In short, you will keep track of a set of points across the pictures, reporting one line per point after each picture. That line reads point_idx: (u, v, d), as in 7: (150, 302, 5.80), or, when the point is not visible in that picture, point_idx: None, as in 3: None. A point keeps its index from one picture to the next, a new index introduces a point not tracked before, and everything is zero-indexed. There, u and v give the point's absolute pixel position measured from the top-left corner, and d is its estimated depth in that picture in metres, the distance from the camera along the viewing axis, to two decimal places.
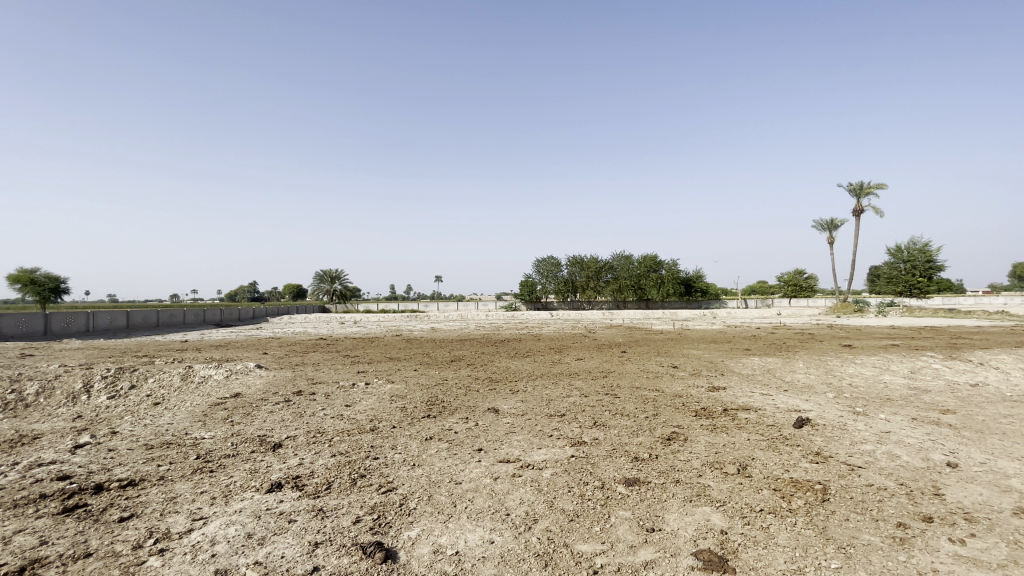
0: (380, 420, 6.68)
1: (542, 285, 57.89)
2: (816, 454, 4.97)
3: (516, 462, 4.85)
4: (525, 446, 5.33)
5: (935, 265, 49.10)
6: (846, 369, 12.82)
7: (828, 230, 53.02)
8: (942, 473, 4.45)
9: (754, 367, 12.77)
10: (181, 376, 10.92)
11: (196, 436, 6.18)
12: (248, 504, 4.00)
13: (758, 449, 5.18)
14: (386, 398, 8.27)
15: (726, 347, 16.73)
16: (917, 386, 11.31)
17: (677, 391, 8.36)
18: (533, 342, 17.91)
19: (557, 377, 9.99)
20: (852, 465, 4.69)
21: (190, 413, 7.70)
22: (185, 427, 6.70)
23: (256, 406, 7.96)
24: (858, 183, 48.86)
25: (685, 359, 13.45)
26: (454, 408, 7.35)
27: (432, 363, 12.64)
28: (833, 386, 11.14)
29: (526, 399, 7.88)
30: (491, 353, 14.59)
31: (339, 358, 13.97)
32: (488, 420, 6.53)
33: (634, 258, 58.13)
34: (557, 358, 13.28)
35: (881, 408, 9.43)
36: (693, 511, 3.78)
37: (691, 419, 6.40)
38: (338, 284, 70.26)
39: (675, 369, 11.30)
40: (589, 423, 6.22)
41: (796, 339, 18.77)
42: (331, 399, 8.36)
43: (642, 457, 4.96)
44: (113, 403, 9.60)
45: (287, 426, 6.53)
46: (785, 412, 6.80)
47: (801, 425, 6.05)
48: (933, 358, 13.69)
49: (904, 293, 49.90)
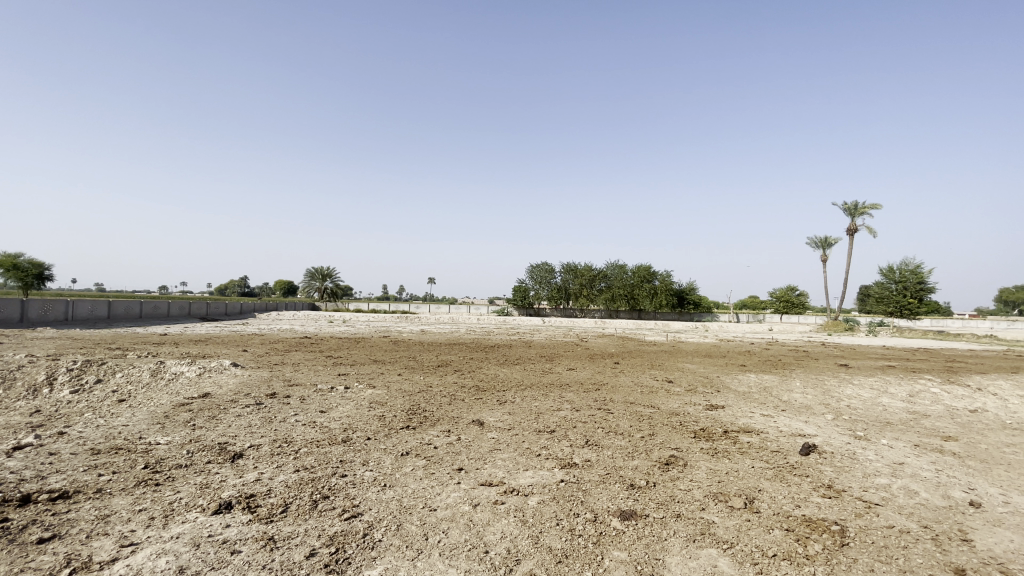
0: (355, 430, 6.17)
1: (535, 291, 57.65)
2: (829, 488, 4.53)
3: (500, 486, 4.37)
4: (510, 467, 4.85)
5: (927, 286, 49.19)
6: (844, 390, 12.46)
7: (821, 248, 53.08)
8: (968, 514, 4.01)
9: (751, 384, 12.37)
10: (151, 372, 10.32)
11: (150, 441, 5.64)
12: (189, 529, 3.49)
13: (763, 479, 4.73)
14: (364, 405, 7.75)
15: (720, 362, 16.38)
16: (917, 410, 10.94)
17: (673, 408, 7.91)
18: (525, 349, 17.47)
19: (548, 388, 9.53)
20: (868, 501, 4.24)
21: (151, 413, 7.14)
22: (140, 429, 6.15)
23: (223, 408, 7.40)
24: (853, 202, 48.94)
25: (680, 373, 13.02)
26: (437, 418, 6.85)
27: (417, 368, 12.10)
28: (832, 408, 10.73)
29: (514, 411, 7.39)
30: (480, 360, 14.05)
31: (320, 359, 13.37)
32: (471, 435, 6.04)
33: (628, 268, 57.91)
34: (548, 367, 12.79)
35: (882, 432, 9.04)
36: (697, 555, 3.31)
37: (690, 441, 5.94)
38: (330, 283, 69.32)
39: (670, 384, 10.85)
40: (581, 442, 5.75)
41: (790, 357, 18.44)
42: (307, 403, 7.83)
43: (639, 484, 4.50)
44: (76, 398, 9.01)
45: (252, 433, 6.01)
46: (788, 436, 6.37)
47: (808, 452, 5.62)
48: (931, 382, 13.38)
49: (895, 313, 49.95)
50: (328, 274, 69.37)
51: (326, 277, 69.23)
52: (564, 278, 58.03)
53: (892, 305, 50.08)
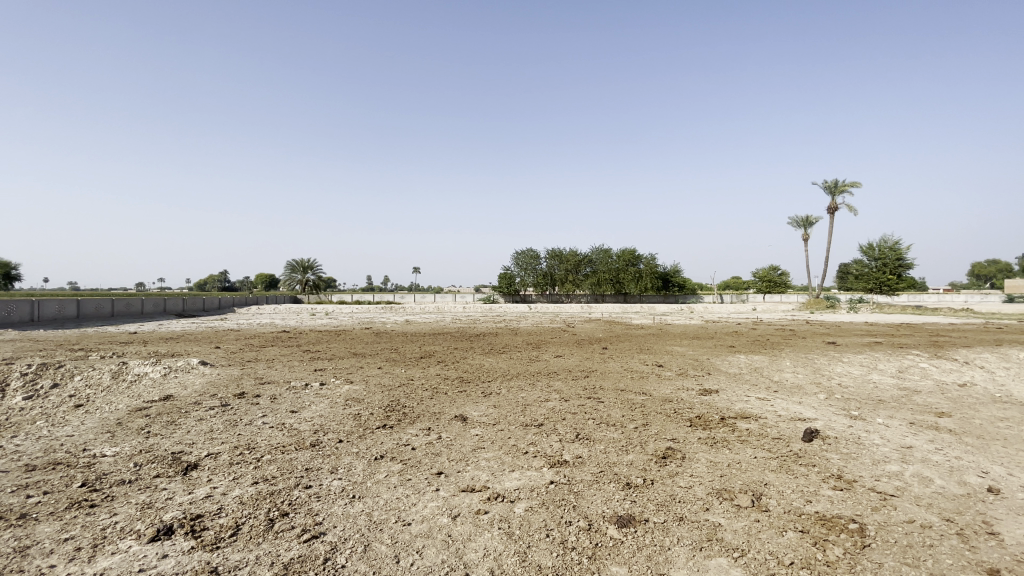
0: (327, 432, 5.68)
1: (520, 278, 57.31)
2: (839, 479, 4.20)
3: (483, 491, 3.94)
4: (495, 468, 4.42)
5: (905, 262, 49.95)
6: (834, 368, 12.29)
7: (802, 228, 53.42)
8: (990, 503, 3.70)
9: (741, 365, 12.12)
10: (113, 375, 9.63)
11: (95, 454, 5.08)
12: (118, 563, 2.98)
13: (768, 471, 4.37)
14: (339, 403, 7.25)
15: (709, 343, 16.19)
16: (908, 386, 10.80)
17: (666, 395, 7.55)
18: (511, 337, 17.10)
19: (535, 377, 9.14)
20: (882, 493, 3.93)
21: (103, 420, 6.52)
22: (86, 440, 5.57)
23: (184, 412, 6.83)
24: (833, 181, 49.21)
25: (669, 357, 12.73)
26: (416, 415, 6.39)
27: (399, 360, 11.60)
28: (824, 387, 10.54)
29: (499, 404, 6.96)
30: (464, 350, 13.57)
31: (297, 355, 12.77)
32: (453, 432, 5.59)
33: (613, 252, 57.74)
34: (535, 355, 12.36)
35: (876, 410, 8.85)
36: (706, 567, 2.91)
37: (687, 431, 5.57)
38: (312, 275, 67.88)
39: (661, 368, 10.53)
40: (571, 436, 5.35)
41: (778, 336, 18.35)
42: (277, 403, 7.31)
43: (635, 483, 4.10)
44: (29, 403, 8.31)
45: (211, 440, 5.48)
46: (788, 421, 6.05)
47: (812, 439, 5.29)
48: (919, 357, 13.31)
49: (875, 290, 50.65)
50: (309, 266, 67.93)
51: (306, 269, 67.72)
52: (549, 264, 57.59)
53: (872, 282, 50.78)
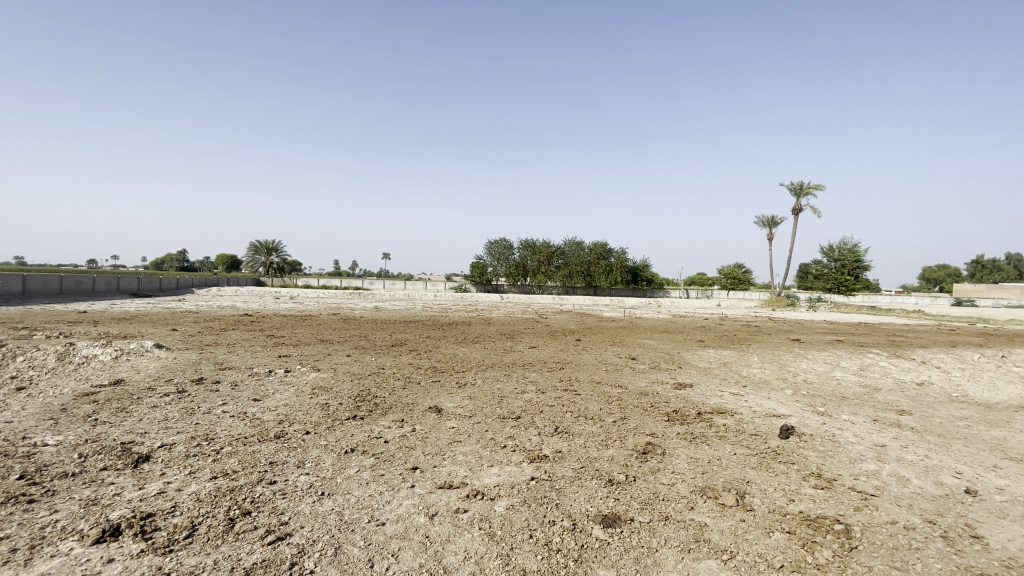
0: (293, 422, 5.38)
1: (492, 267, 57.03)
2: (819, 478, 4.25)
3: (460, 488, 3.75)
4: (472, 463, 4.24)
5: (862, 264, 52.05)
6: (800, 365, 12.58)
7: (768, 228, 54.90)
8: (968, 505, 3.75)
9: (711, 360, 12.29)
10: (58, 356, 8.96)
11: (34, 442, 4.62)
12: (57, 568, 2.67)
13: (749, 469, 4.34)
14: (306, 392, 6.92)
15: (679, 337, 16.41)
16: (869, 384, 11.15)
17: (642, 388, 7.52)
18: (484, 327, 16.91)
19: (510, 368, 8.97)
20: (862, 493, 3.97)
21: (45, 404, 6.01)
22: (25, 426, 5.09)
23: (136, 398, 6.36)
24: (799, 183, 50.70)
25: (642, 350, 12.80)
26: (388, 406, 6.13)
27: (369, 348, 11.26)
28: (790, 383, 10.78)
29: (474, 395, 6.77)
30: (436, 338, 13.28)
31: (261, 339, 12.23)
32: (428, 424, 5.37)
33: (585, 244, 58.06)
34: (508, 345, 12.21)
35: (840, 407, 9.09)
36: (696, 570, 2.82)
37: (665, 425, 5.51)
38: (277, 258, 65.78)
39: (634, 361, 10.53)
40: (550, 430, 5.21)
41: (745, 332, 18.73)
42: (239, 391, 6.93)
43: (617, 480, 3.98)
44: None
45: (166, 430, 5.10)
46: (763, 417, 6.08)
47: (788, 436, 5.32)
48: (878, 356, 13.78)
49: (833, 290, 52.62)
50: (274, 248, 65.80)
51: (272, 251, 65.59)
52: (522, 255, 57.43)
53: (830, 282, 52.71)
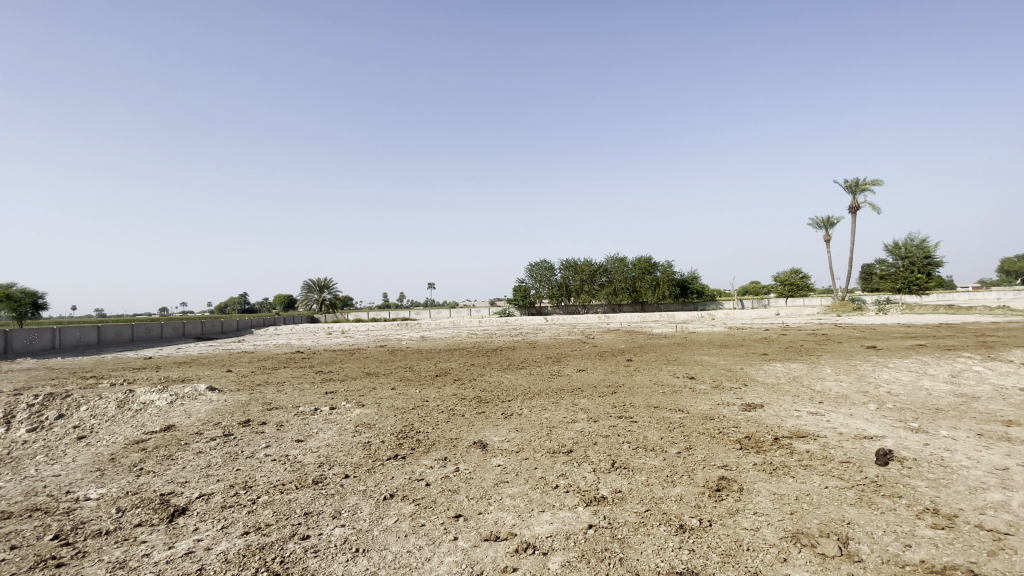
0: (333, 465, 5.13)
1: (535, 290, 56.68)
2: (936, 514, 3.54)
3: (509, 541, 3.31)
4: (522, 509, 3.79)
5: (934, 260, 48.12)
6: (880, 375, 11.35)
7: (824, 229, 51.97)
8: None
9: (778, 375, 11.28)
10: (118, 404, 9.20)
11: (78, 496, 4.55)
12: None
13: (847, 506, 3.68)
14: (349, 430, 6.69)
15: (739, 351, 15.32)
16: (964, 393, 9.85)
17: (705, 411, 6.83)
18: (529, 351, 16.47)
19: (559, 395, 8.47)
20: (995, 532, 3.25)
21: (97, 455, 6.03)
22: (72, 479, 5.06)
23: (183, 445, 6.32)
24: (853, 179, 48.07)
25: (700, 368, 11.93)
26: (432, 442, 5.79)
27: (414, 379, 11.05)
28: (872, 396, 9.66)
29: (522, 427, 6.33)
30: (481, 366, 12.92)
31: (309, 376, 12.26)
32: (473, 462, 4.98)
33: (628, 260, 56.84)
34: (555, 370, 11.68)
35: (937, 420, 7.98)
36: None
37: (738, 455, 4.88)
38: (328, 294, 67.99)
39: (693, 381, 9.76)
40: (606, 465, 4.70)
41: (811, 341, 17.32)
42: (283, 431, 6.79)
43: (689, 525, 3.43)
44: (33, 435, 7.87)
45: (207, 478, 4.95)
46: (852, 440, 5.30)
47: (887, 462, 4.57)
48: (971, 360, 12.28)
49: (904, 290, 48.76)
50: (325, 285, 68.17)
51: (323, 288, 67.93)
52: (564, 275, 56.81)
53: (900, 281, 48.90)
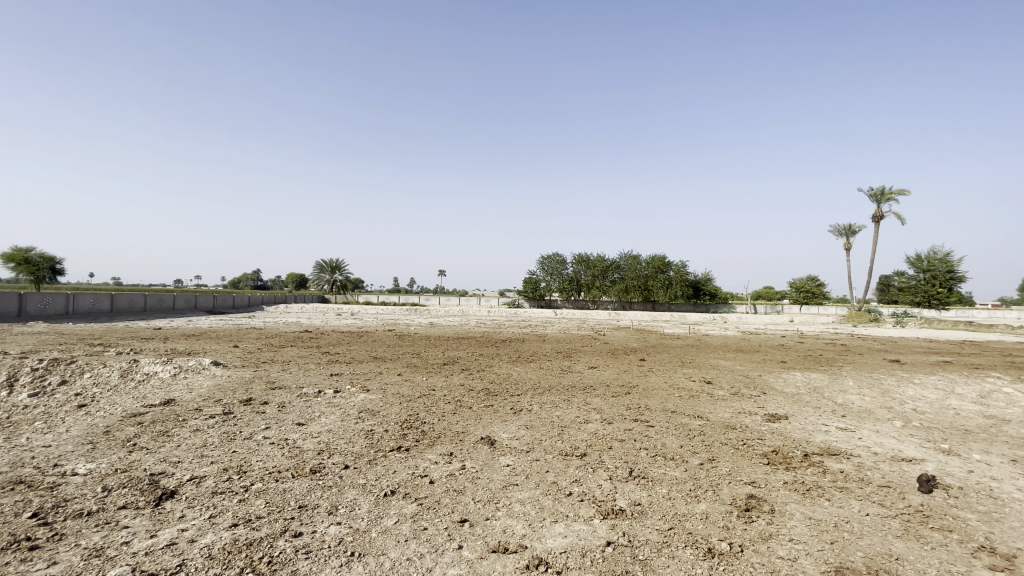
0: (334, 453, 4.87)
1: (546, 282, 56.25)
2: (993, 553, 3.17)
3: (519, 554, 3.01)
4: (533, 517, 3.48)
5: (957, 275, 46.78)
6: (905, 391, 10.84)
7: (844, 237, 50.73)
8: None
9: (797, 384, 10.83)
10: (121, 373, 9.06)
11: (65, 471, 4.33)
12: None
13: (893, 539, 3.32)
14: (352, 416, 6.43)
15: (756, 357, 14.84)
16: (995, 415, 9.34)
17: (726, 420, 6.46)
18: (539, 344, 16.13)
19: (570, 392, 8.13)
20: None
21: (91, 427, 5.82)
22: (62, 451, 4.86)
23: (181, 421, 6.10)
24: (879, 188, 46.64)
25: (716, 372, 11.50)
26: (438, 435, 5.51)
27: (421, 366, 10.78)
28: (897, 412, 9.19)
29: (532, 424, 6.02)
30: (490, 357, 12.63)
31: (315, 357, 12.03)
32: (481, 460, 4.69)
33: (643, 258, 56.05)
34: (566, 366, 11.33)
35: (969, 443, 7.51)
36: None
37: (767, 471, 4.52)
38: (338, 275, 67.98)
39: (710, 386, 9.36)
40: (623, 473, 4.37)
41: (830, 351, 16.74)
42: (284, 413, 6.56)
43: (718, 550, 3.09)
44: (34, 400, 7.74)
45: (201, 459, 4.72)
46: (889, 463, 4.90)
47: (931, 490, 4.18)
48: (1000, 380, 11.73)
49: (924, 303, 47.53)
50: (336, 266, 68.23)
51: (335, 269, 68.04)
52: (575, 270, 56.29)
53: (919, 294, 47.71)
